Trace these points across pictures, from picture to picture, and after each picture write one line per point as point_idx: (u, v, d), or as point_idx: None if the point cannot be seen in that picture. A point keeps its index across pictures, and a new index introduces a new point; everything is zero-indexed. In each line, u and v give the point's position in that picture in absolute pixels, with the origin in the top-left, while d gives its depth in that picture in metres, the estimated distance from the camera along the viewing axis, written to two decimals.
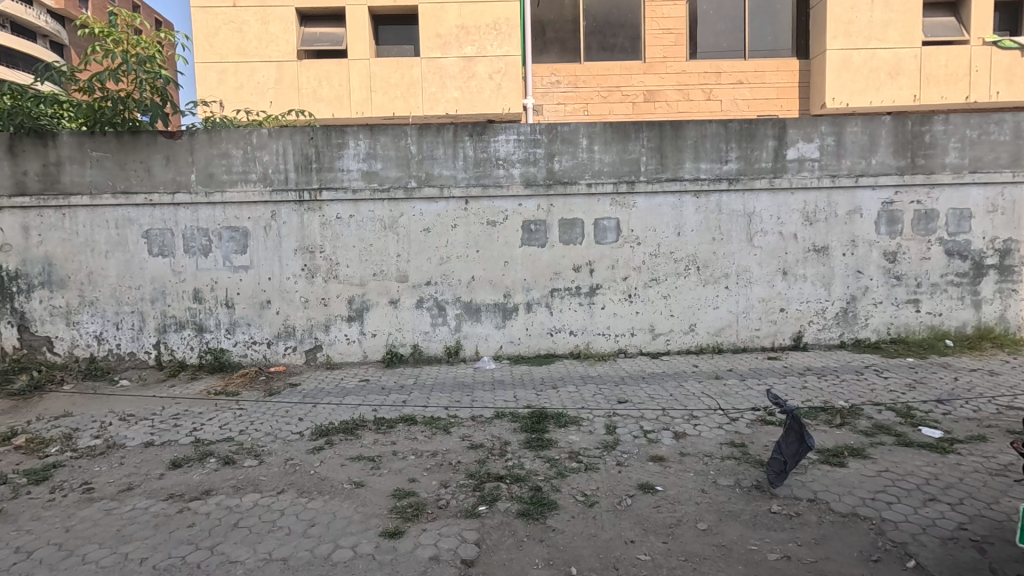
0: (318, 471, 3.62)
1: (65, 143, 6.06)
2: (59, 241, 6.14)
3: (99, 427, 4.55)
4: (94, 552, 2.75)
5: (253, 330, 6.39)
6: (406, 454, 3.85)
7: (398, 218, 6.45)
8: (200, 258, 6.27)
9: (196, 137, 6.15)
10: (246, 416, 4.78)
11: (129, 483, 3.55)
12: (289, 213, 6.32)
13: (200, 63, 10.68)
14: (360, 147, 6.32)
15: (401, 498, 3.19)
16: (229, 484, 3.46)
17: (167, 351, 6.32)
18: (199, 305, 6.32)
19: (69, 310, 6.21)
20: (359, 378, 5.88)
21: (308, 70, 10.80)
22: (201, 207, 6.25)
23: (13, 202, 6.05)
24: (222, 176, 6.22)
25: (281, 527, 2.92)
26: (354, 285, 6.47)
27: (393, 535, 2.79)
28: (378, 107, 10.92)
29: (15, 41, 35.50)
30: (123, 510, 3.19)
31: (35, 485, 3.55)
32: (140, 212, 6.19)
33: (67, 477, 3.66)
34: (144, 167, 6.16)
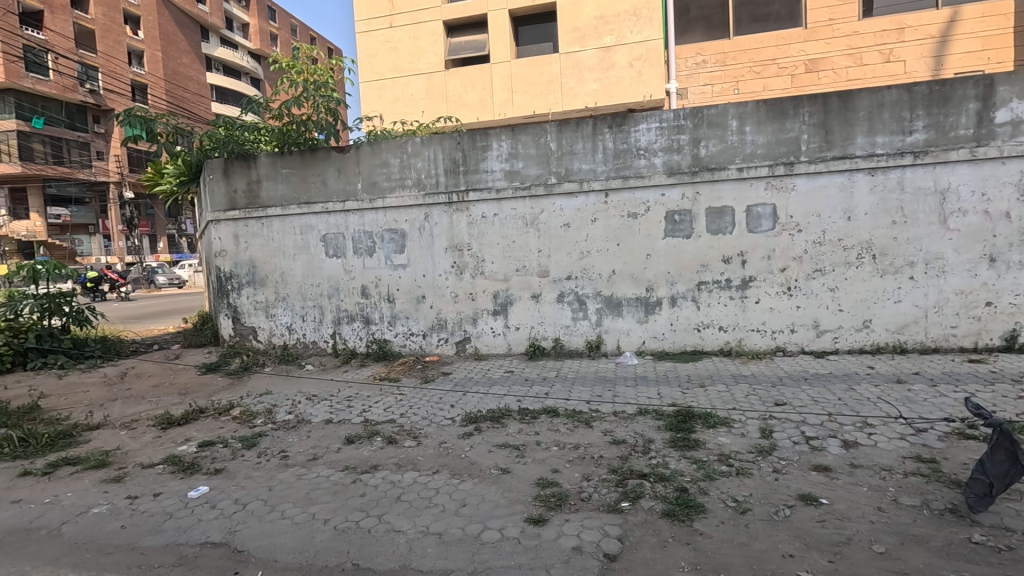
0: (467, 456, 3.87)
1: (262, 164, 7.19)
2: (260, 246, 7.30)
3: (292, 404, 5.35)
4: (290, 509, 3.25)
5: (410, 322, 7.00)
6: (549, 445, 3.95)
7: (539, 215, 6.59)
8: (366, 257, 7.02)
9: (361, 149, 6.89)
10: (405, 400, 5.27)
11: (314, 453, 4.13)
12: (440, 214, 6.80)
13: (363, 82, 11.93)
14: (502, 147, 6.57)
15: (545, 487, 3.29)
16: (393, 462, 3.85)
17: (342, 341, 7.20)
18: (366, 300, 7.08)
19: (268, 304, 7.36)
20: (505, 370, 6.15)
21: (454, 78, 11.49)
22: (366, 212, 6.97)
23: (227, 216, 7.32)
24: (383, 184, 6.89)
25: (436, 504, 3.18)
26: (499, 280, 6.77)
27: (536, 522, 2.89)
28: (519, 107, 11.22)
29: (226, 81, 42.90)
30: (310, 475, 3.73)
31: (247, 449, 4.30)
32: (319, 219, 7.11)
33: (269, 445, 4.37)
34: (321, 179, 7.06)
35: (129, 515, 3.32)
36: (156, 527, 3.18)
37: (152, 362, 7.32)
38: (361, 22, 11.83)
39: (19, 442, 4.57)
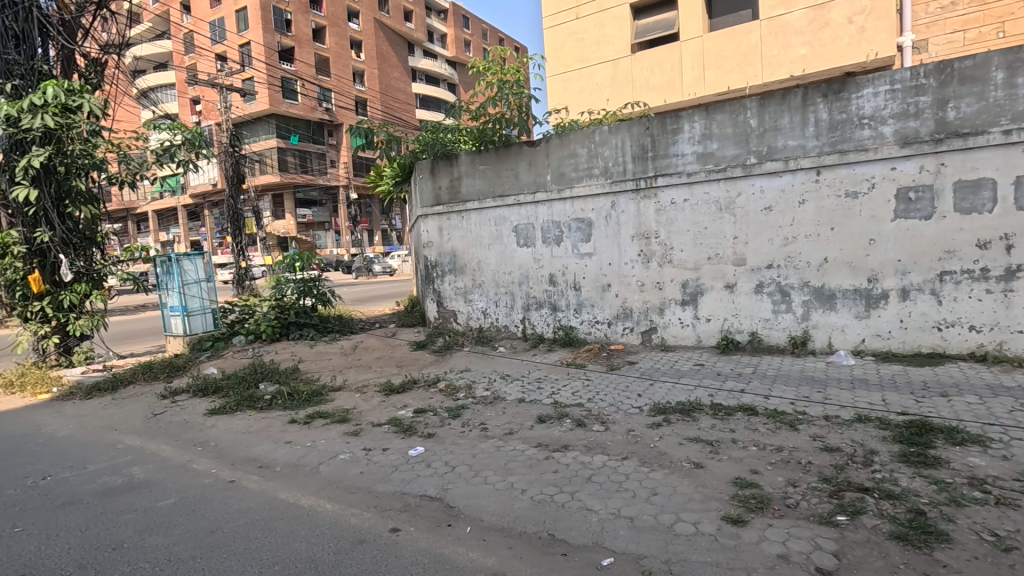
0: (657, 446, 3.82)
1: (463, 162, 7.89)
2: (460, 237, 8.04)
3: (488, 382, 5.85)
4: (491, 476, 3.58)
5: (596, 310, 7.09)
6: (747, 444, 3.70)
7: (735, 198, 6.13)
8: (554, 247, 7.28)
9: (551, 142, 7.14)
10: (591, 386, 5.39)
11: (510, 429, 4.46)
12: (627, 202, 6.73)
13: (551, 77, 12.36)
14: (695, 129, 6.24)
15: (743, 487, 3.10)
16: (582, 444, 3.98)
17: (531, 326, 7.59)
18: (553, 287, 7.35)
19: (467, 290, 8.09)
20: (694, 362, 5.89)
21: (640, 61, 11.20)
22: (555, 203, 7.21)
23: (434, 211, 8.21)
24: (571, 174, 7.06)
25: (627, 490, 3.21)
26: (688, 269, 6.48)
27: (735, 521, 2.75)
28: (711, 84, 10.53)
29: (429, 89, 47.69)
30: (508, 448, 4.05)
31: (452, 418, 4.83)
32: (512, 211, 7.56)
33: (471, 416, 4.84)
34: (514, 173, 7.49)
35: (366, 463, 3.98)
36: (386, 476, 3.76)
37: (375, 338, 8.56)
38: (549, 18, 12.34)
39: (287, 396, 5.76)
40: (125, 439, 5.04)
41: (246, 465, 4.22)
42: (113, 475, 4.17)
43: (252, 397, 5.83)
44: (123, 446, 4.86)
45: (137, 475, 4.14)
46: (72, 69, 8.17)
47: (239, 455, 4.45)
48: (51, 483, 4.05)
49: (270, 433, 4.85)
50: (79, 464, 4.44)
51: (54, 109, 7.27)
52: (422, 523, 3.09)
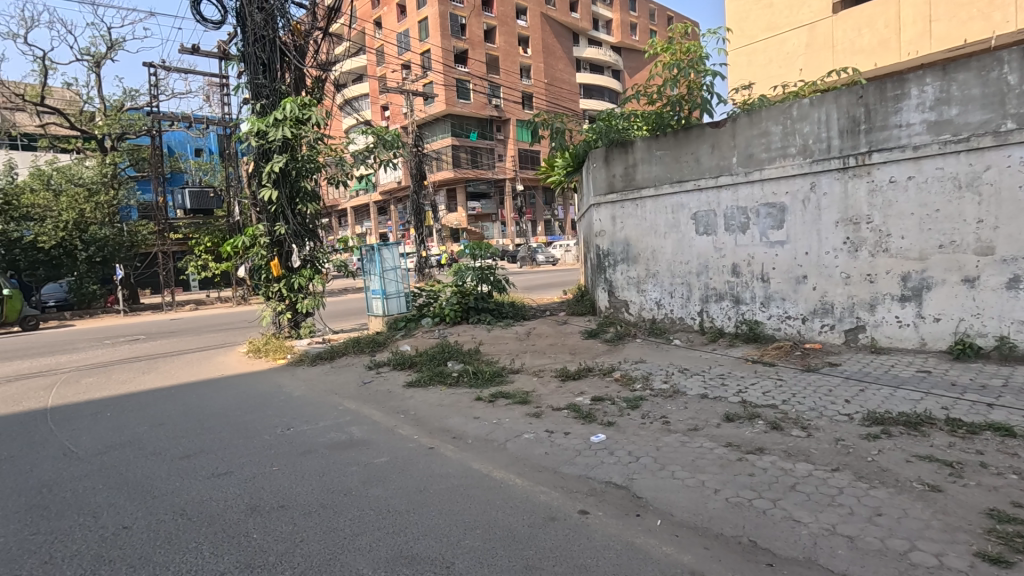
0: (876, 460, 3.34)
1: (639, 148, 7.69)
2: (634, 226, 7.86)
3: (666, 374, 5.66)
4: (679, 471, 3.46)
5: (787, 305, 6.43)
6: (1003, 471, 3.06)
7: (981, 173, 5.10)
8: (739, 235, 6.75)
9: (738, 121, 6.61)
10: (785, 386, 4.91)
11: (695, 425, 4.26)
12: (830, 182, 5.96)
13: (732, 50, 11.37)
14: (926, 93, 5.31)
15: (1002, 522, 2.57)
16: (781, 448, 3.65)
17: (709, 319, 7.16)
18: (737, 278, 6.83)
19: (639, 280, 7.91)
20: (916, 369, 5.04)
21: (845, 21, 9.80)
22: (741, 186, 6.67)
23: (607, 199, 8.14)
24: (761, 155, 6.47)
25: (842, 505, 2.87)
26: (910, 259, 5.55)
27: (995, 561, 2.29)
28: (942, 38, 8.83)
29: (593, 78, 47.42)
30: (694, 444, 3.88)
31: (631, 408, 4.77)
32: (691, 197, 7.17)
33: (651, 409, 4.73)
34: (694, 157, 7.09)
35: (550, 444, 4.12)
36: (569, 459, 3.85)
37: (547, 325, 8.81)
38: None
39: (471, 375, 6.22)
40: (343, 402, 5.90)
41: (442, 435, 4.65)
42: (338, 432, 4.90)
43: (442, 373, 6.41)
44: (342, 407, 5.69)
45: (355, 434, 4.81)
46: (302, 88, 9.63)
47: (435, 425, 4.92)
48: (293, 433, 4.90)
49: (460, 408, 5.28)
50: (312, 419, 5.32)
51: (289, 122, 8.80)
52: (610, 510, 3.11)
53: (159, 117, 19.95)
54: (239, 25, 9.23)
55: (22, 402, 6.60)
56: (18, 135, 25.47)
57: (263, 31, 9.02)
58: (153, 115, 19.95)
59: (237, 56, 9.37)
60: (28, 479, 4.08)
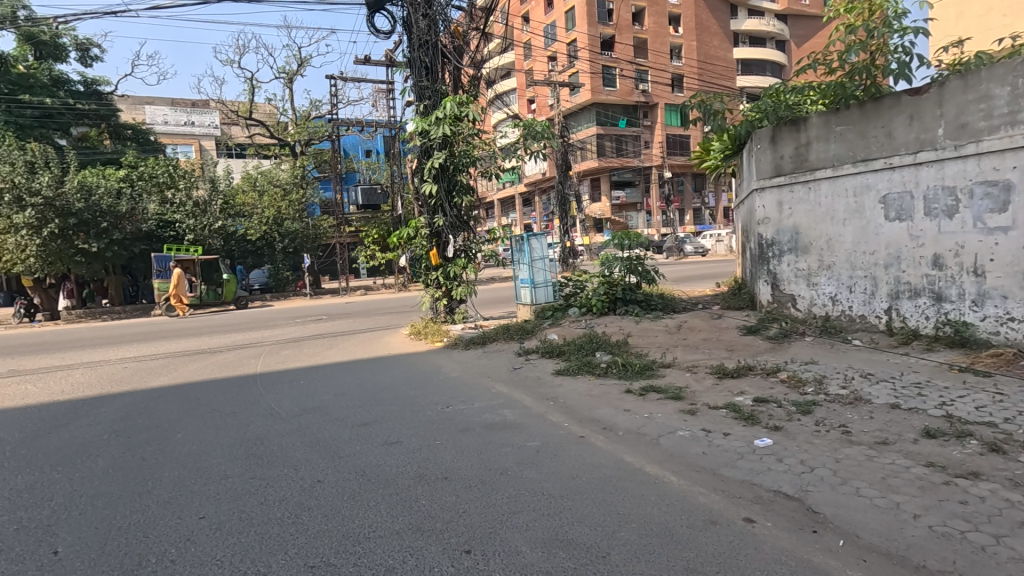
0: None
1: (813, 124, 6.90)
2: (805, 212, 7.08)
3: (845, 378, 5.03)
4: (866, 489, 3.05)
5: (1010, 304, 5.34)
6: None
7: None
8: (944, 220, 5.74)
9: (947, 85, 5.63)
10: (1008, 402, 4.08)
11: (885, 438, 3.73)
12: None
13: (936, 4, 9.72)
14: None
15: None
16: (1004, 476, 3.04)
17: (900, 318, 6.22)
18: (939, 271, 5.83)
19: (811, 272, 7.11)
20: None
21: None
22: (948, 162, 5.65)
23: (773, 182, 7.43)
24: (978, 124, 5.42)
25: None
26: None
27: None
28: None
29: (753, 51, 43.57)
30: (884, 460, 3.39)
31: (803, 414, 4.32)
32: (879, 177, 6.27)
33: (826, 416, 4.24)
34: (885, 132, 6.17)
35: (708, 445, 3.90)
36: (731, 462, 3.61)
37: (700, 319, 8.33)
38: None
39: (621, 366, 6.13)
40: (495, 386, 6.18)
41: (592, 424, 4.65)
42: (493, 413, 5.15)
43: (590, 363, 6.41)
44: (495, 390, 5.97)
45: (508, 417, 5.01)
46: (460, 87, 10.20)
47: (584, 414, 4.93)
48: (452, 412, 5.25)
49: (609, 399, 5.23)
50: (469, 400, 5.65)
51: (449, 120, 9.41)
52: (781, 521, 2.85)
53: (337, 123, 22.57)
54: (406, 32, 10.01)
55: (239, 368, 7.95)
56: (233, 146, 30.58)
57: (427, 36, 9.68)
58: (333, 122, 22.63)
59: (404, 62, 10.16)
60: (246, 432, 4.90)
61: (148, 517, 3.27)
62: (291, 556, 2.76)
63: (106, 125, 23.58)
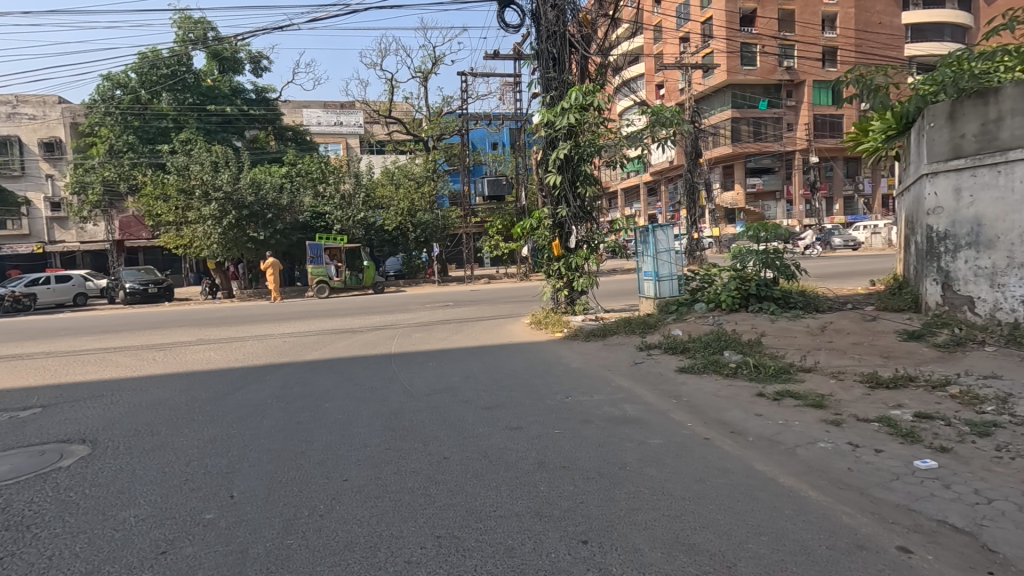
0: None
1: (1008, 96, 5.90)
2: (992, 200, 6.06)
3: None
4: None
5: None
6: None
7: None
8: None
9: None
10: None
11: None
12: None
13: None
14: None
15: None
16: None
17: None
18: None
19: (995, 272, 6.07)
20: None
21: None
22: None
23: (949, 166, 6.47)
24: None
25: None
26: None
27: None
28: None
29: (929, 13, 37.86)
30: None
31: (979, 435, 3.71)
32: None
33: (1013, 441, 3.59)
34: None
35: (856, 461, 3.52)
36: (883, 482, 3.23)
37: (849, 320, 7.49)
38: None
39: (753, 368, 5.73)
40: (616, 379, 6.10)
41: (719, 427, 4.41)
42: (614, 407, 5.08)
43: (718, 362, 6.07)
44: (616, 384, 5.90)
45: (629, 411, 4.92)
46: (586, 77, 10.05)
47: (712, 416, 4.69)
48: (572, 402, 5.28)
49: (740, 402, 4.91)
50: (589, 392, 5.64)
51: (575, 110, 9.40)
52: (946, 556, 2.50)
53: (467, 118, 23.48)
54: (534, 24, 10.11)
55: (377, 347, 8.70)
56: (375, 143, 33.13)
57: (556, 26, 9.69)
58: (462, 116, 23.62)
59: (532, 54, 10.28)
60: (384, 406, 5.36)
61: (303, 474, 3.72)
62: (420, 524, 2.97)
63: (272, 128, 26.86)
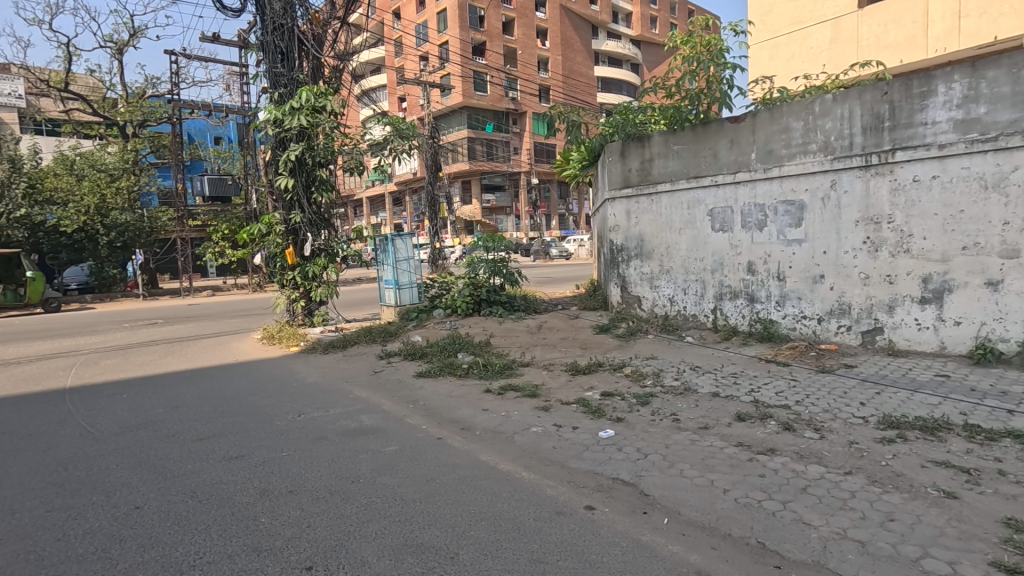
0: (891, 465, 3.29)
1: (655, 143, 7.65)
2: (649, 221, 7.81)
3: (678, 372, 5.62)
4: (688, 470, 3.42)
5: (804, 304, 6.36)
6: (1022, 479, 3.02)
7: (1010, 174, 5.01)
8: (756, 232, 6.67)
9: (758, 116, 6.54)
10: (799, 387, 4.86)
11: (706, 423, 4.20)
12: (852, 181, 5.89)
13: (754, 45, 11.17)
14: (954, 90, 5.23)
15: (1021, 532, 2.52)
16: (793, 450, 3.60)
17: (723, 317, 7.10)
18: (753, 276, 6.75)
19: (653, 276, 7.86)
20: (935, 373, 4.99)
21: (872, 16, 9.50)
22: (759, 183, 6.59)
23: (622, 193, 8.13)
24: (781, 151, 6.38)
25: (853, 509, 2.83)
26: (932, 261, 5.48)
27: (1011, 571, 2.26)
28: (971, 35, 8.53)
29: (614, 70, 47.24)
30: (705, 443, 3.83)
31: (641, 405, 4.72)
32: (708, 192, 7.10)
33: (661, 406, 4.68)
34: (712, 152, 7.02)
35: (559, 439, 4.12)
36: (578, 454, 3.85)
37: (559, 319, 8.78)
38: None
39: (482, 366, 6.24)
40: (354, 390, 5.95)
41: (451, 426, 4.66)
42: (349, 420, 4.93)
43: (452, 364, 6.43)
44: (354, 395, 5.75)
45: (365, 422, 4.84)
46: (319, 78, 9.61)
47: (445, 416, 4.93)
48: (305, 420, 4.95)
49: (470, 399, 5.29)
50: (324, 407, 5.36)
51: (306, 111, 8.81)
52: (617, 506, 3.10)
53: (179, 104, 20.09)
54: (258, 13, 9.29)
55: (44, 381, 6.76)
56: (43, 121, 25.92)
57: (282, 19, 9.04)
58: (173, 102, 20.21)
59: (257, 45, 9.42)
60: (48, 456, 4.18)
61: None
62: None
63: None
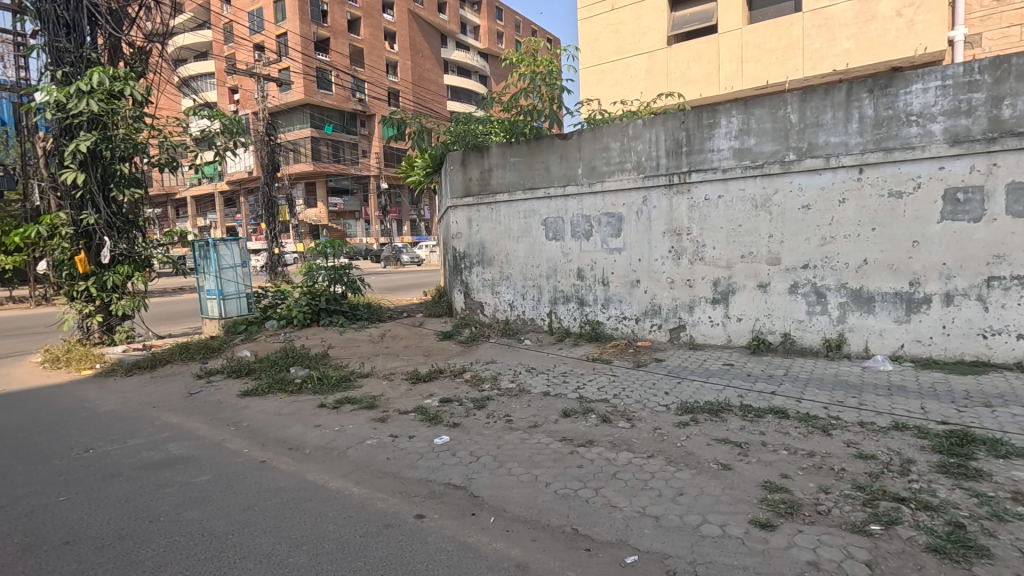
0: (684, 445, 3.78)
1: (493, 154, 7.93)
2: (490, 229, 8.07)
3: (514, 374, 5.87)
4: (516, 468, 3.59)
5: (624, 306, 7.05)
6: (777, 447, 3.67)
7: (772, 195, 6.09)
8: (583, 241, 7.24)
9: (583, 135, 7.11)
10: (618, 382, 5.38)
11: (535, 422, 4.45)
12: (659, 197, 6.69)
13: (585, 69, 12.26)
14: (733, 124, 6.20)
15: (773, 492, 3.06)
16: (608, 439, 3.97)
17: (557, 320, 7.58)
18: (582, 282, 7.32)
19: (494, 282, 8.13)
20: (723, 362, 5.87)
21: (677, 54, 10.89)
22: (585, 196, 7.18)
23: (463, 202, 8.30)
24: (603, 168, 7.02)
25: (652, 488, 3.20)
26: (721, 267, 6.43)
27: (763, 526, 2.73)
28: (750, 78, 10.10)
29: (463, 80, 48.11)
30: (533, 440, 4.05)
31: (478, 409, 4.84)
32: (542, 203, 7.55)
33: (496, 408, 4.84)
34: (545, 166, 7.48)
35: (393, 449, 4.05)
36: (412, 463, 3.82)
37: (403, 327, 8.66)
38: (584, 9, 12.14)
39: (317, 380, 5.89)
40: (162, 416, 5.24)
41: (277, 446, 4.33)
42: (153, 450, 4.33)
43: (283, 380, 5.98)
44: (162, 422, 5.06)
45: (174, 451, 4.29)
46: (119, 58, 8.34)
47: (271, 436, 4.57)
48: (93, 456, 4.23)
49: (301, 416, 4.97)
50: (121, 438, 4.64)
51: (99, 95, 7.53)
52: (446, 511, 3.13)
53: None
54: None
55: None
56: None
57: None
58: None
59: (31, 11, 7.92)
60: None
61: None
62: None
63: None
